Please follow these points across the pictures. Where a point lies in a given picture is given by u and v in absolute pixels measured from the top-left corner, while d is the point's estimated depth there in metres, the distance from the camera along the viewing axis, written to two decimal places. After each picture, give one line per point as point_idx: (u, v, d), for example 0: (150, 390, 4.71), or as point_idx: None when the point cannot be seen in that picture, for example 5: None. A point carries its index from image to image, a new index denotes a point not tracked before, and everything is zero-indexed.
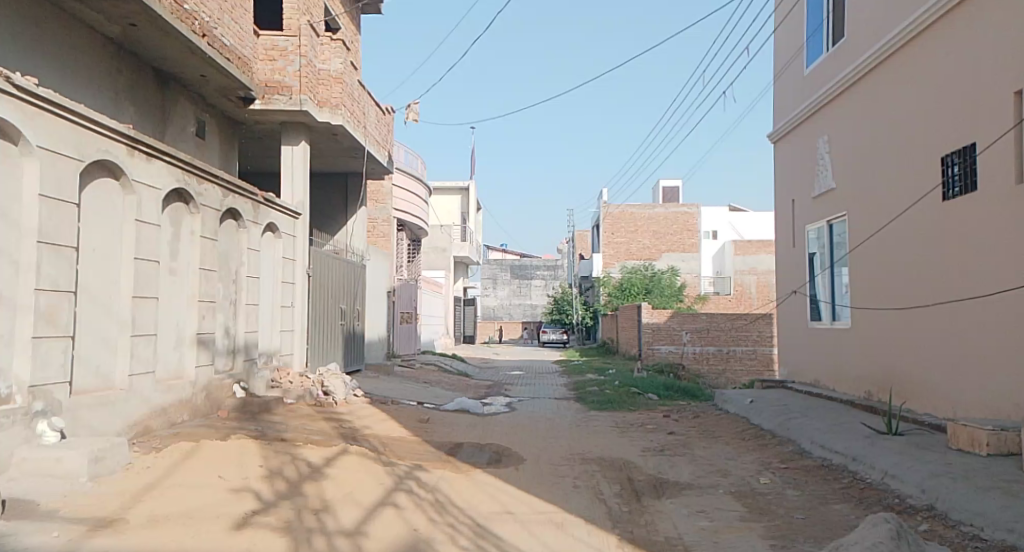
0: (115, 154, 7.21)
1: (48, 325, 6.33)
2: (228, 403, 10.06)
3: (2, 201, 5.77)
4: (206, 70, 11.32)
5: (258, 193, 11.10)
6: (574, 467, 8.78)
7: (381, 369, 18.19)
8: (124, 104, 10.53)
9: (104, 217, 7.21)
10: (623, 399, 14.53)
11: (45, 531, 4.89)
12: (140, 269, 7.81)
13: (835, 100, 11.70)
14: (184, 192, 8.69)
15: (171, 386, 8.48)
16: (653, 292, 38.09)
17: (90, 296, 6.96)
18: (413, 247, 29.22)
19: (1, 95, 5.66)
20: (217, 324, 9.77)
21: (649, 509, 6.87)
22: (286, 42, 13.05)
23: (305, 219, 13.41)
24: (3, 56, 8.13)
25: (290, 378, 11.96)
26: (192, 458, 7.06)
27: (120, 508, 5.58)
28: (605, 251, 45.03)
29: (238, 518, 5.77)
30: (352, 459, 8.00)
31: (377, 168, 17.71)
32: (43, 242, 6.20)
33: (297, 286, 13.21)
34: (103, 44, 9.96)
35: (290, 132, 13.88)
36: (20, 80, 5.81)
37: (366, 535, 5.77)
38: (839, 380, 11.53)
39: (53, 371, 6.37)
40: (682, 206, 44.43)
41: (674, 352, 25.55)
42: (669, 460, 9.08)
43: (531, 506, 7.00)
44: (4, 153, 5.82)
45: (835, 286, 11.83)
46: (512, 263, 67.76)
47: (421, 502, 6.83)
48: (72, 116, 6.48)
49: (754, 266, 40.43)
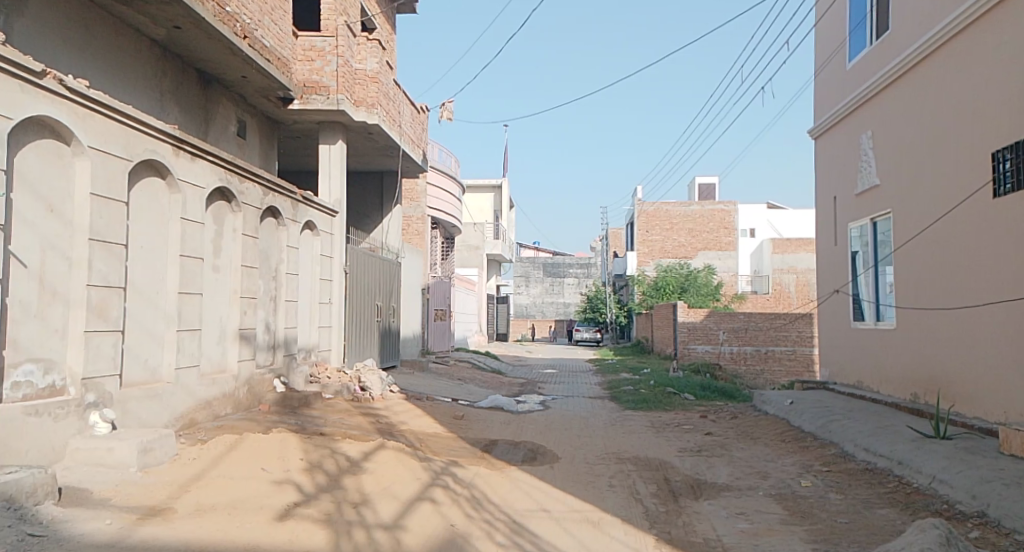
0: (161, 154, 7.40)
1: (99, 319, 6.50)
2: (269, 397, 10.25)
3: (54, 200, 5.98)
4: (246, 71, 11.52)
5: (298, 191, 11.28)
6: (610, 466, 8.78)
7: (415, 365, 18.35)
8: (169, 105, 10.76)
9: (151, 216, 7.40)
10: (659, 399, 14.45)
11: (99, 518, 5.05)
12: (186, 266, 7.99)
13: (879, 95, 11.53)
14: (227, 191, 8.88)
15: (214, 379, 8.65)
16: (688, 291, 37.65)
17: (138, 291, 7.13)
18: (447, 246, 29.45)
19: (54, 98, 5.86)
20: (258, 319, 9.94)
21: (687, 510, 6.86)
22: (323, 42, 13.23)
23: (342, 218, 13.60)
24: (54, 59, 8.38)
25: (327, 374, 12.33)
26: (237, 450, 7.22)
27: (168, 497, 5.73)
28: (640, 249, 44.50)
29: (281, 510, 5.89)
30: (389, 454, 8.12)
31: (412, 167, 17.89)
32: (94, 239, 6.38)
33: (334, 282, 13.37)
34: (149, 47, 10.20)
35: (327, 132, 14.07)
36: (72, 81, 6.00)
37: (404, 529, 5.86)
38: (884, 382, 11.32)
39: (104, 363, 6.56)
40: (719, 203, 43.97)
41: (711, 353, 25.23)
42: (707, 460, 9.02)
43: (566, 505, 7.04)
44: (57, 153, 6.03)
45: (879, 285, 11.65)
46: (545, 262, 67.62)
47: (457, 498, 6.91)
48: (120, 116, 6.65)
49: (794, 265, 39.84)
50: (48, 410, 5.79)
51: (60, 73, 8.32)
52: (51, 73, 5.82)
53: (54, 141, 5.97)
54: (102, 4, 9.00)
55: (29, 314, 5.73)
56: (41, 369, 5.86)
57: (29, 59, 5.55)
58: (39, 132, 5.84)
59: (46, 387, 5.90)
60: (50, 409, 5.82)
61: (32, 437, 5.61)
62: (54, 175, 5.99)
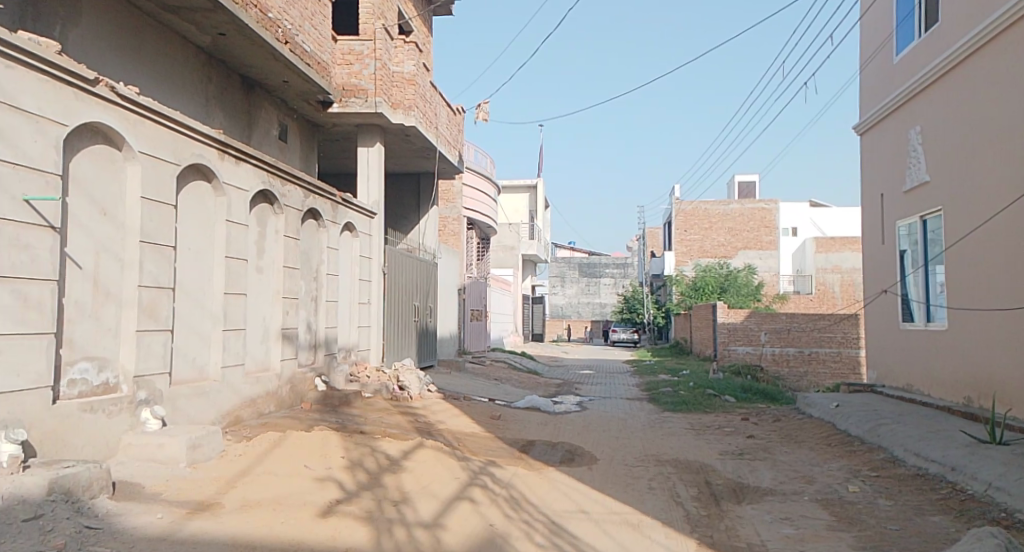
0: (208, 158, 7.55)
1: (150, 319, 6.66)
2: (311, 395, 10.39)
3: (107, 203, 6.14)
4: (288, 76, 11.70)
5: (337, 193, 11.42)
6: (650, 468, 8.74)
7: (452, 365, 18.45)
8: (214, 110, 10.96)
9: (199, 219, 7.56)
10: (699, 400, 14.33)
11: (151, 512, 5.18)
12: (231, 266, 8.14)
13: (928, 90, 11.30)
14: (269, 193, 9.04)
15: (258, 378, 8.81)
16: (728, 291, 37.26)
17: (188, 292, 7.31)
18: (483, 246, 29.56)
19: (106, 105, 6.02)
20: (300, 319, 10.09)
21: (729, 514, 6.80)
22: (361, 46, 13.38)
23: (380, 219, 13.73)
24: (106, 67, 8.61)
25: (367, 373, 12.45)
26: (281, 447, 7.34)
27: (216, 492, 5.85)
28: (678, 248, 44.11)
29: (324, 507, 5.98)
30: (428, 453, 8.18)
31: (448, 168, 17.99)
32: (144, 241, 6.54)
33: (373, 283, 13.51)
34: (195, 54, 10.40)
35: (365, 134, 14.21)
36: (122, 89, 6.17)
37: (444, 528, 5.91)
38: (936, 386, 11.07)
39: (154, 362, 6.72)
40: (760, 202, 43.43)
41: (753, 354, 24.89)
42: (750, 464, 8.92)
43: (606, 506, 7.02)
44: (109, 158, 6.18)
45: (929, 285, 11.42)
46: (581, 262, 67.39)
47: (496, 497, 6.95)
48: (169, 122, 6.82)
49: (838, 264, 39.00)
50: (102, 406, 5.96)
51: (112, 81, 8.53)
52: (103, 81, 5.97)
53: (106, 146, 6.13)
54: (151, 13, 9.21)
55: (84, 313, 5.90)
56: (96, 367, 6.03)
57: (82, 67, 5.71)
58: (92, 138, 6.00)
59: (101, 384, 6.08)
60: (104, 405, 5.99)
61: (87, 432, 5.78)
62: (107, 180, 6.15)
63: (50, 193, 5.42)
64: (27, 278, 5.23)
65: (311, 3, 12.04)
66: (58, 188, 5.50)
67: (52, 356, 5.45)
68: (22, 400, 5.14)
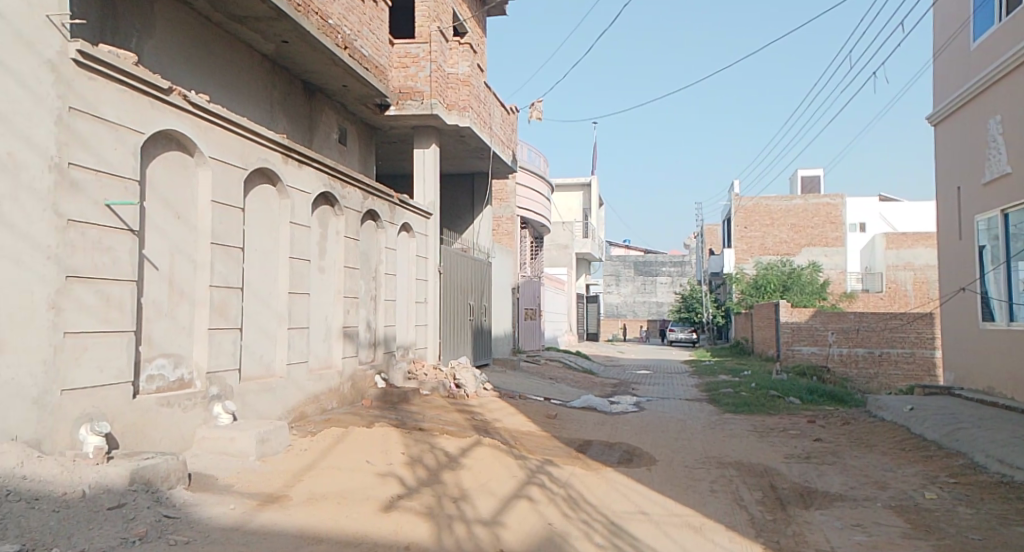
0: (273, 162, 7.69)
1: (220, 318, 6.83)
2: (371, 392, 10.50)
3: (180, 206, 6.32)
4: (347, 80, 11.86)
5: (395, 195, 11.53)
6: (711, 471, 8.58)
7: (507, 364, 18.45)
8: (278, 115, 11.17)
9: (264, 221, 7.71)
10: (762, 402, 14.03)
11: (224, 503, 5.30)
12: (295, 267, 8.28)
13: (1010, 77, 10.84)
14: (330, 195, 9.17)
15: (321, 374, 8.95)
16: (792, 289, 36.43)
17: (255, 292, 7.47)
18: (537, 245, 29.54)
19: (179, 112, 6.19)
20: (359, 318, 10.22)
21: (795, 519, 6.62)
22: (418, 49, 13.47)
23: (436, 219, 13.82)
24: (177, 76, 8.85)
25: (424, 371, 12.51)
26: (344, 443, 7.44)
27: (284, 485, 5.96)
28: (738, 246, 43.39)
29: (386, 501, 6.03)
30: (486, 451, 8.19)
31: (502, 168, 18.02)
32: (215, 244, 6.70)
33: (429, 282, 13.59)
34: (260, 61, 10.61)
35: (421, 136, 14.32)
36: (194, 97, 6.35)
37: (504, 526, 5.89)
38: (1020, 390, 10.57)
39: (225, 359, 6.89)
40: (824, 198, 42.29)
41: (818, 355, 24.17)
42: (817, 468, 8.69)
43: (666, 509, 6.91)
44: (182, 164, 6.36)
45: (1013, 282, 10.96)
46: (636, 260, 66.91)
47: (554, 497, 6.90)
48: (237, 127, 6.97)
49: (911, 261, 37.46)
50: (178, 401, 6.16)
51: (184, 89, 8.75)
52: (176, 90, 6.15)
53: (179, 153, 6.30)
54: (219, 23, 9.42)
55: (160, 312, 6.09)
56: (171, 363, 6.23)
57: (156, 76, 5.89)
58: (166, 145, 6.17)
59: (176, 379, 6.28)
60: (179, 400, 6.18)
61: (164, 426, 5.99)
62: (180, 184, 6.32)
63: (129, 198, 5.63)
64: (109, 279, 5.46)
65: (369, 8, 12.18)
66: (136, 193, 5.71)
67: (132, 353, 5.69)
68: (105, 394, 5.40)
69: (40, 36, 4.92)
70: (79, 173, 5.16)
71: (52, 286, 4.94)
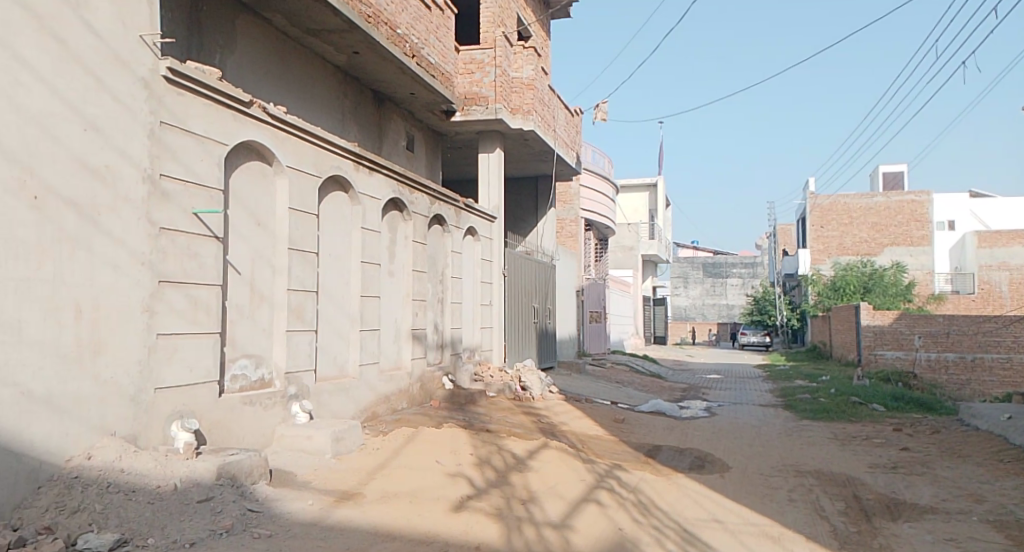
0: (345, 170, 7.76)
1: (297, 320, 6.93)
2: (439, 394, 10.51)
3: (259, 213, 6.48)
4: (415, 88, 11.92)
5: (461, 199, 11.52)
6: (789, 479, 8.25)
7: (572, 367, 18.29)
8: (350, 124, 11.30)
9: (338, 227, 7.79)
10: (842, 409, 13.51)
11: (303, 498, 5.33)
12: (366, 272, 8.34)
13: None
14: (399, 201, 9.22)
15: (392, 376, 8.98)
16: (874, 291, 35.04)
17: (330, 294, 7.55)
18: (602, 247, 29.28)
19: (258, 123, 6.34)
20: (427, 320, 10.24)
21: (881, 532, 6.29)
22: (482, 54, 13.42)
23: (501, 223, 13.78)
24: (257, 88, 9.04)
25: (490, 373, 12.44)
26: (415, 443, 7.44)
27: (358, 483, 5.97)
28: (813, 247, 41.73)
29: (455, 501, 5.97)
30: (554, 454, 8.06)
31: (566, 170, 17.89)
32: (292, 249, 6.84)
33: (494, 285, 13.55)
34: (332, 72, 10.75)
35: (486, 141, 14.31)
36: (272, 109, 6.48)
37: (573, 529, 5.76)
38: None
39: (302, 359, 6.98)
40: (907, 195, 40.10)
41: (904, 359, 23.02)
42: (906, 479, 8.26)
43: (742, 517, 6.66)
44: (261, 172, 6.53)
45: None
46: (704, 262, 65.92)
47: (624, 501, 6.74)
48: (312, 137, 7.08)
49: (1006, 260, 35.32)
50: (259, 400, 6.28)
51: (263, 102, 8.93)
52: (256, 102, 6.29)
53: (258, 162, 6.46)
54: (295, 37, 9.59)
55: (243, 314, 6.24)
56: (253, 363, 6.38)
57: (238, 90, 6.04)
58: (247, 156, 6.35)
59: (258, 379, 6.42)
60: (261, 399, 6.31)
61: (247, 424, 6.12)
62: (259, 192, 6.49)
63: (215, 207, 5.82)
64: (197, 282, 5.66)
65: (436, 16, 12.20)
66: (221, 202, 5.90)
67: (218, 354, 5.85)
68: (192, 392, 5.55)
69: (136, 55, 5.12)
70: (169, 184, 5.38)
71: (146, 290, 5.14)
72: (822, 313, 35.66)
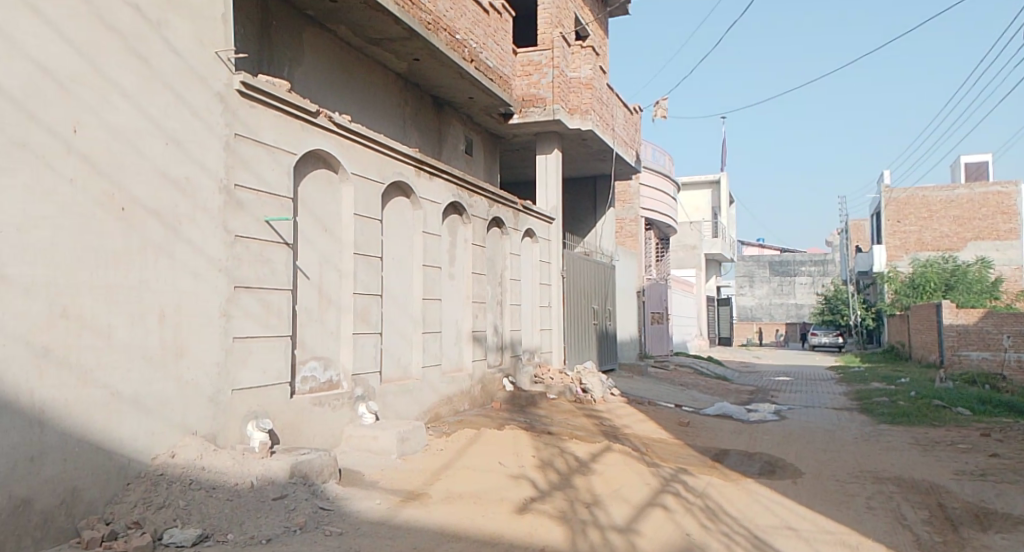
0: (406, 175, 7.72)
1: (363, 324, 6.92)
2: (500, 395, 10.41)
3: (325, 219, 6.48)
4: (473, 92, 11.86)
5: (518, 202, 11.40)
6: (866, 486, 7.84)
7: (635, 369, 17.99)
8: (411, 131, 11.32)
9: (398, 231, 7.76)
10: (923, 412, 12.88)
11: (370, 498, 5.28)
12: (428, 276, 8.29)
13: None
14: (459, 205, 9.16)
15: (454, 377, 8.92)
16: (957, 288, 31.90)
17: (393, 296, 7.54)
18: (663, 247, 28.80)
19: (324, 132, 6.33)
20: (488, 322, 10.15)
21: (970, 543, 5.89)
22: (540, 56, 13.34)
23: (559, 224, 13.61)
24: (322, 99, 9.13)
25: (551, 375, 12.22)
26: (478, 444, 7.34)
27: (424, 483, 5.91)
28: (888, 242, 37.32)
29: (519, 503, 5.83)
30: (617, 457, 7.86)
31: (626, 169, 17.59)
32: (358, 254, 6.84)
33: (553, 286, 13.38)
34: (394, 80, 10.79)
35: (543, 142, 14.14)
36: (338, 118, 6.49)
37: (639, 533, 5.56)
38: None
39: (368, 362, 6.95)
40: (993, 185, 35.20)
41: (991, 360, 21.70)
42: (996, 487, 7.75)
43: (817, 525, 6.34)
44: (328, 180, 6.52)
45: None
46: (771, 260, 64.34)
47: (691, 506, 6.50)
48: (375, 143, 7.06)
49: None
50: (328, 400, 6.28)
51: (329, 111, 9.01)
52: (323, 112, 6.29)
53: (324, 169, 6.46)
54: (359, 47, 9.67)
55: (311, 317, 6.26)
56: (322, 365, 6.38)
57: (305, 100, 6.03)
58: (314, 164, 6.36)
59: (326, 380, 6.42)
60: (329, 400, 6.30)
61: (316, 425, 6.12)
62: (326, 200, 6.49)
63: (285, 214, 5.84)
64: (270, 287, 5.67)
65: (494, 20, 12.11)
66: (291, 209, 5.92)
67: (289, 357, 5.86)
68: (266, 394, 5.56)
69: (212, 70, 5.16)
70: (244, 194, 5.42)
71: (222, 294, 5.18)
72: (896, 312, 34.14)
